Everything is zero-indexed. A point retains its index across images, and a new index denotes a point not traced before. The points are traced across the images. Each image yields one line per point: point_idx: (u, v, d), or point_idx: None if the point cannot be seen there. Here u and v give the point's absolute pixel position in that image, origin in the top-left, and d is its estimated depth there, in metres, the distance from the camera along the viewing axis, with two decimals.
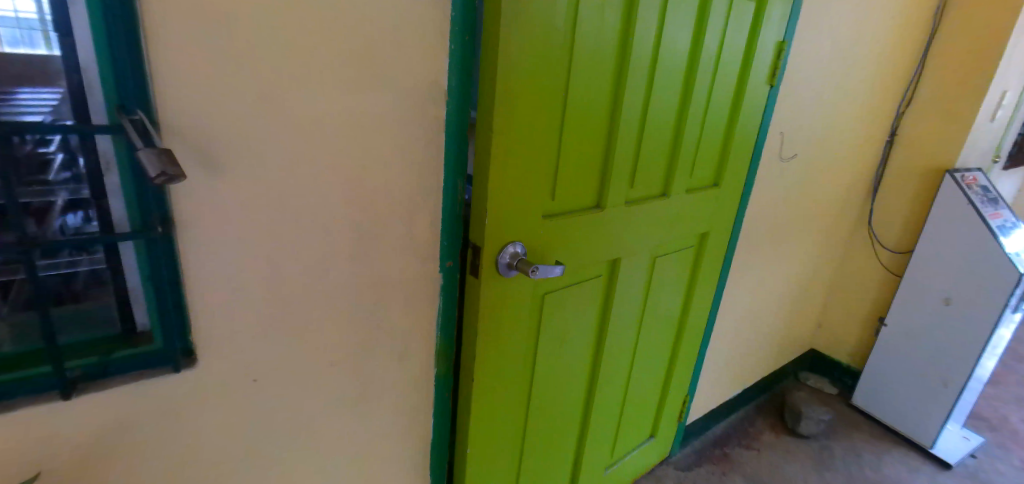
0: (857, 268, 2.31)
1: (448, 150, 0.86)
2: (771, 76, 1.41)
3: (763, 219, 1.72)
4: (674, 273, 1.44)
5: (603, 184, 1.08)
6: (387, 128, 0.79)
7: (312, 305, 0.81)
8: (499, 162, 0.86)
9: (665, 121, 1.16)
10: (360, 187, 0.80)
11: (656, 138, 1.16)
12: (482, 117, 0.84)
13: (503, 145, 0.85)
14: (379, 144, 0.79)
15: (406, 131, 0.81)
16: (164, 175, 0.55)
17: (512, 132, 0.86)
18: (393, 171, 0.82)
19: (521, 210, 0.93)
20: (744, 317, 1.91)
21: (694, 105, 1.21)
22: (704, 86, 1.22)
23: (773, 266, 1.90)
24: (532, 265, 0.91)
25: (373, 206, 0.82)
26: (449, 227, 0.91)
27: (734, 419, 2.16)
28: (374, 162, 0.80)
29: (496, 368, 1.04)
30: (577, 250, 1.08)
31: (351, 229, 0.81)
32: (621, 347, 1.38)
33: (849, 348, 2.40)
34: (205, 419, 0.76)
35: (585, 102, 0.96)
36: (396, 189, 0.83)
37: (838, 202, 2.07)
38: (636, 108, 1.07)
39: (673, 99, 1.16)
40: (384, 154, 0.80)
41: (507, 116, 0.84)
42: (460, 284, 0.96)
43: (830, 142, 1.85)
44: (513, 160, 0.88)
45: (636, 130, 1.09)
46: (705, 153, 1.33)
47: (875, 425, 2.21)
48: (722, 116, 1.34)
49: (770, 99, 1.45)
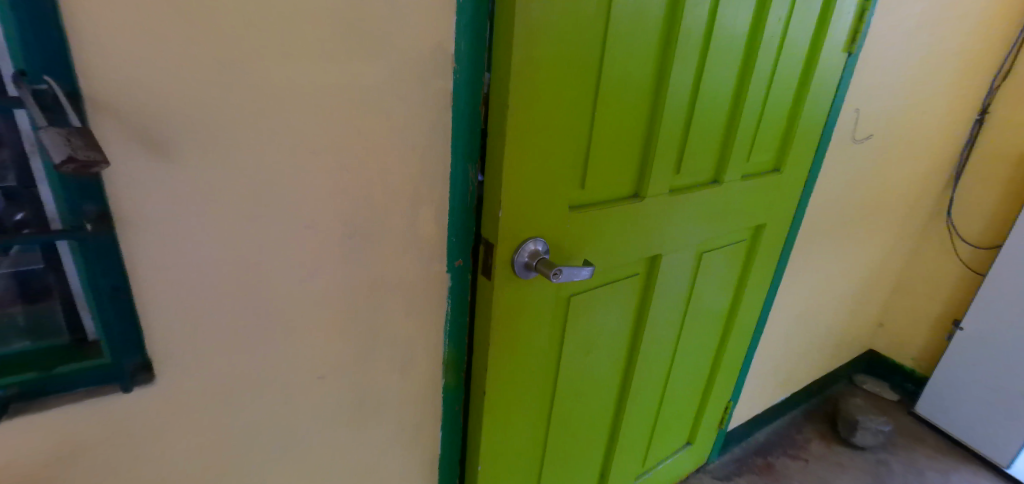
0: (930, 265, 2.05)
1: (457, 129, 0.71)
2: (850, 43, 1.19)
3: (827, 210, 1.50)
4: (722, 270, 1.27)
5: (643, 172, 0.92)
6: (382, 102, 0.64)
7: (296, 315, 0.69)
8: (517, 147, 0.71)
9: (720, 95, 0.98)
10: (350, 175, 0.66)
11: (709, 118, 0.98)
12: (497, 91, 0.68)
13: (521, 128, 0.70)
14: (373, 122, 0.65)
15: (406, 106, 0.66)
16: (73, 161, 0.42)
17: (532, 111, 0.70)
18: (391, 155, 0.68)
19: (544, 204, 0.78)
20: (797, 318, 1.71)
21: (755, 78, 1.01)
22: (770, 56, 1.02)
23: (834, 261, 1.68)
24: (555, 268, 0.76)
25: (368, 198, 0.68)
26: (460, 221, 0.77)
27: (780, 425, 1.99)
28: (367, 144, 0.65)
29: (513, 381, 0.91)
30: (609, 248, 0.93)
31: (342, 226, 0.67)
32: (657, 352, 1.23)
33: (914, 351, 2.16)
34: (174, 439, 0.66)
35: (623, 75, 0.79)
36: (395, 177, 0.69)
37: (913, 190, 1.82)
38: (686, 83, 0.89)
39: (731, 71, 0.97)
40: (379, 135, 0.66)
41: (526, 90, 0.68)
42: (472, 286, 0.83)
43: (911, 121, 1.60)
44: (533, 145, 0.73)
45: (684, 108, 0.92)
46: (766, 133, 1.14)
47: (941, 439, 2.00)
48: (788, 92, 1.13)
49: (845, 72, 1.23)
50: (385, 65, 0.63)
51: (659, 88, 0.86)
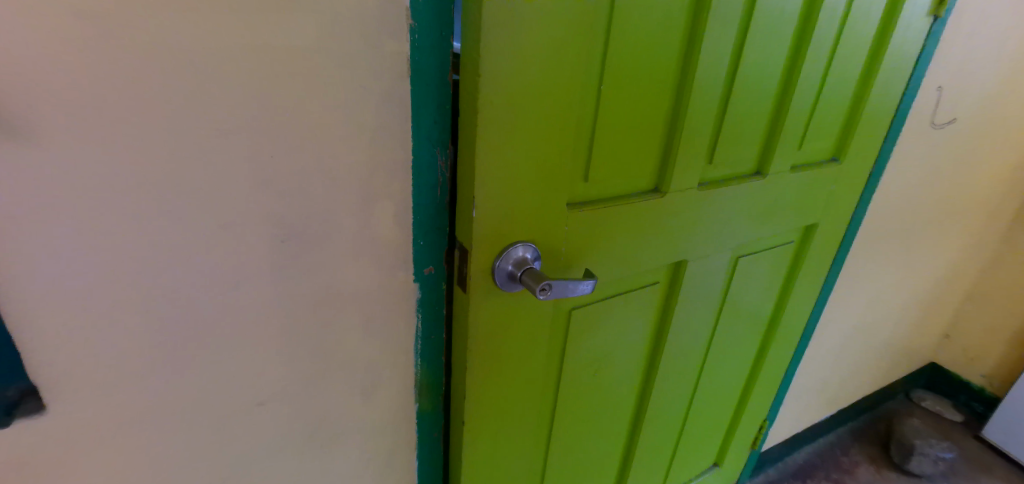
0: (1011, 272, 1.78)
1: (418, 107, 0.58)
2: (939, 4, 0.96)
3: (894, 209, 1.28)
4: (762, 277, 1.08)
5: (665, 163, 0.75)
6: (315, 70, 0.51)
7: (223, 333, 0.57)
8: (495, 130, 0.56)
9: (768, 66, 0.79)
10: (280, 162, 0.53)
11: (752, 96, 0.80)
12: (466, 58, 0.53)
13: (501, 107, 0.55)
14: (304, 95, 0.52)
15: (348, 75, 0.53)
16: None
17: (515, 85, 0.55)
18: (332, 138, 0.55)
19: (534, 201, 0.63)
20: (852, 330, 1.50)
21: (813, 48, 0.82)
22: (833, 21, 0.83)
23: (898, 266, 1.46)
24: (542, 283, 0.60)
25: (304, 191, 0.55)
26: (428, 220, 0.63)
27: (822, 444, 1.80)
28: (298, 124, 0.53)
29: (501, 409, 0.77)
30: (622, 254, 0.77)
31: (272, 225, 0.55)
32: (682, 370, 1.07)
33: (986, 368, 1.90)
34: (79, 478, 0.56)
35: (637, 41, 0.63)
36: (339, 165, 0.56)
37: (999, 185, 1.55)
38: (723, 52, 0.71)
39: (780, 40, 0.78)
40: (313, 111, 0.53)
41: (506, 55, 0.53)
42: (449, 298, 0.69)
43: (1003, 102, 1.34)
44: (517, 128, 0.57)
45: (721, 85, 0.74)
46: (824, 114, 0.94)
47: (1012, 469, 1.75)
48: (854, 66, 0.93)
49: (930, 41, 1.01)
50: (315, 22, 0.50)
51: (687, 57, 0.69)
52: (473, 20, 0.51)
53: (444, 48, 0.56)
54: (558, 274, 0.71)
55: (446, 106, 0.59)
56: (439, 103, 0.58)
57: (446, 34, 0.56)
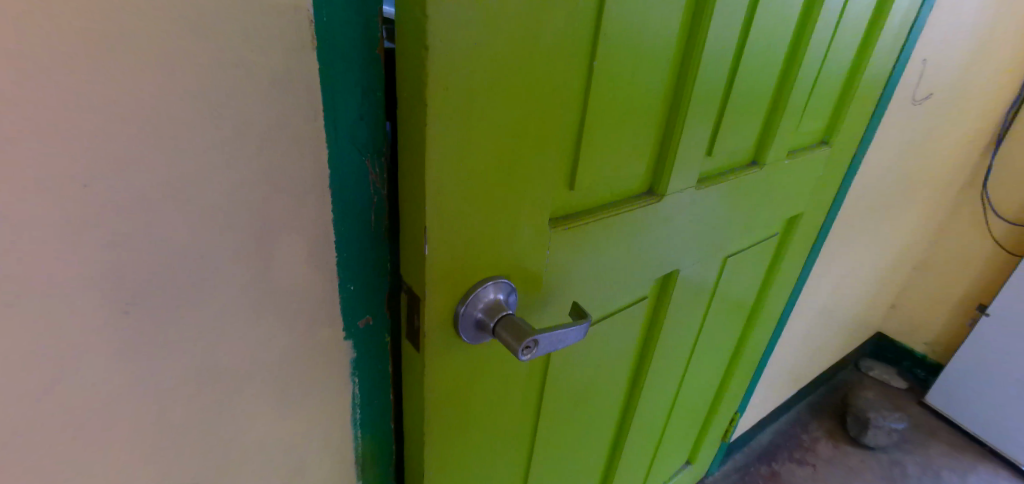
0: (955, 243, 1.81)
1: (333, 93, 0.39)
2: None
3: (867, 190, 1.22)
4: (748, 274, 0.97)
5: (660, 159, 0.60)
6: (159, 45, 0.31)
7: (48, 461, 0.36)
8: (452, 130, 0.38)
9: (778, 34, 0.65)
10: (113, 196, 0.33)
11: (759, 72, 0.66)
12: (403, 23, 0.35)
13: (459, 97, 0.37)
14: (142, 88, 0.32)
15: (218, 53, 0.33)
16: None
17: (480, 63, 0.37)
18: (200, 151, 0.35)
19: (506, 223, 0.46)
20: (818, 314, 1.46)
21: (822, 16, 0.70)
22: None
23: (863, 247, 1.42)
24: (525, 339, 0.44)
25: (163, 237, 0.35)
26: (361, 257, 0.45)
27: (784, 423, 1.79)
28: (140, 135, 0.32)
29: (468, 475, 0.61)
30: (608, 274, 0.62)
31: (110, 292, 0.35)
32: (665, 384, 0.94)
33: (930, 336, 1.95)
34: None
35: (641, 4, 0.46)
36: (217, 192, 0.36)
37: (954, 160, 1.54)
38: (735, 19, 0.56)
39: (791, 5, 0.64)
40: (163, 110, 0.33)
41: (465, 16, 0.35)
42: (395, 351, 0.52)
43: (969, 75, 1.29)
44: (483, 126, 0.40)
45: (730, 61, 0.59)
46: (822, 91, 0.82)
47: (954, 432, 1.82)
48: (854, 36, 0.81)
49: (926, 9, 0.91)
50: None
51: (693, 24, 0.53)
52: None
53: (368, 5, 0.37)
54: (536, 312, 0.55)
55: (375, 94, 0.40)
56: (365, 91, 0.40)
57: None
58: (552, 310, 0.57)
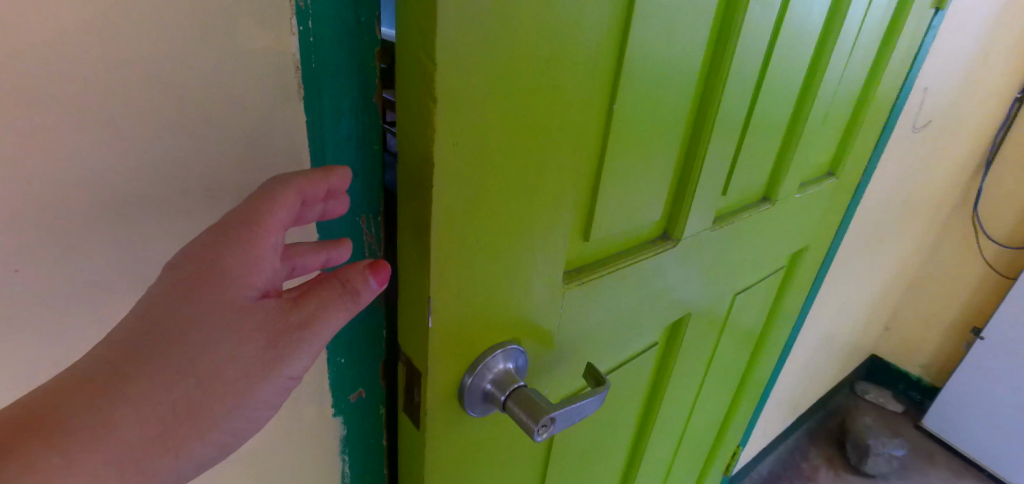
0: (947, 265, 1.81)
1: (323, 138, 0.37)
2: None
3: (866, 217, 1.20)
4: (756, 309, 0.93)
5: (675, 201, 0.56)
6: (123, 88, 0.28)
7: None
8: (461, 186, 0.33)
9: (793, 68, 0.62)
10: (66, 247, 0.30)
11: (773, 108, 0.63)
12: (405, 68, 0.31)
13: (470, 150, 0.33)
14: (102, 134, 0.29)
15: (189, 96, 0.31)
16: None
17: (494, 111, 0.33)
18: (167, 196, 0.32)
19: (517, 284, 0.41)
20: (818, 341, 1.44)
21: (835, 48, 0.67)
22: (854, 17, 0.68)
23: (860, 273, 1.40)
24: (544, 415, 0.39)
25: (121, 284, 0.33)
26: (355, 328, 0.40)
27: (783, 451, 1.74)
28: (99, 182, 0.30)
29: None
30: (622, 325, 0.56)
31: (61, 343, 0.32)
32: (673, 428, 0.89)
33: (924, 358, 1.95)
34: None
35: (663, 44, 0.42)
36: (184, 238, 0.34)
37: (945, 184, 1.55)
38: (754, 56, 0.53)
39: (806, 40, 0.62)
40: (125, 156, 0.30)
41: (477, 60, 0.30)
42: (390, 422, 0.48)
43: (961, 102, 1.30)
44: (494, 180, 0.35)
45: (749, 99, 0.56)
46: (831, 123, 0.79)
47: (953, 457, 1.79)
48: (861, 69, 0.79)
49: (927, 40, 0.90)
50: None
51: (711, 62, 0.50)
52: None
53: (360, 47, 0.35)
54: (547, 372, 0.50)
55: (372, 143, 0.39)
56: (358, 135, 0.38)
57: (365, 22, 0.34)
58: (563, 369, 0.52)
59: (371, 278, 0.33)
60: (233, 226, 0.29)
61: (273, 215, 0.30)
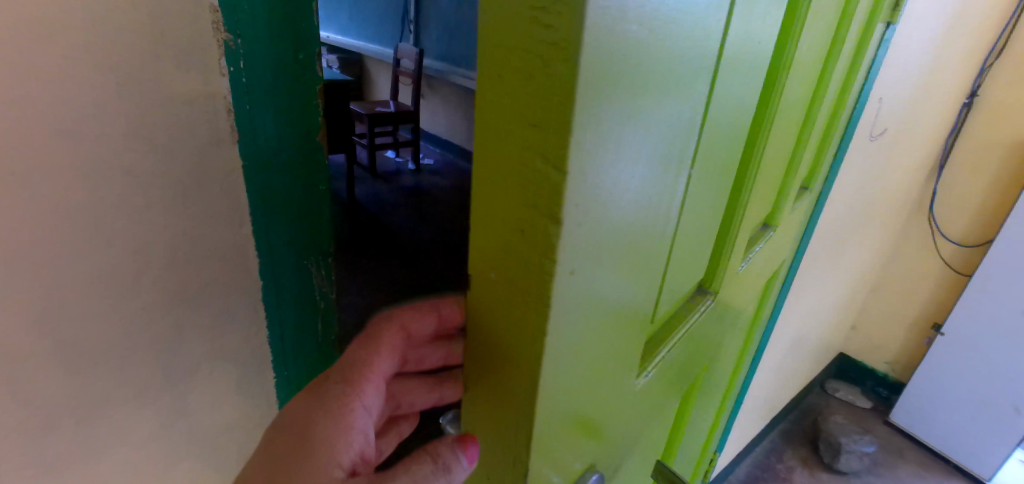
0: (906, 264, 1.88)
1: (264, 170, 0.41)
2: (893, 11, 0.88)
3: (831, 222, 1.23)
4: (744, 327, 0.95)
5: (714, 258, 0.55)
6: (41, 146, 0.30)
7: None
8: (574, 316, 0.28)
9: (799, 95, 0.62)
10: None
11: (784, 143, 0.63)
12: (510, 199, 0.25)
13: (587, 275, 0.28)
14: (12, 188, 0.30)
15: (117, 156, 0.33)
16: None
17: (611, 226, 0.28)
18: (97, 244, 0.34)
19: (601, 389, 0.37)
20: (788, 345, 1.46)
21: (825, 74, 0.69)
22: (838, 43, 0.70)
23: (826, 277, 1.43)
24: None
25: (47, 338, 0.34)
26: (295, 349, 0.50)
27: (760, 453, 1.76)
28: (23, 248, 0.31)
29: None
30: (665, 392, 0.54)
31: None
32: (682, 457, 0.88)
33: (891, 355, 2.00)
34: None
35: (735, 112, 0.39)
36: (121, 282, 0.36)
37: (903, 186, 1.59)
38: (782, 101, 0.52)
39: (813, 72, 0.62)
40: (53, 211, 0.32)
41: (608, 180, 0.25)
42: None
43: (915, 108, 1.34)
44: (599, 300, 0.30)
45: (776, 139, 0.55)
46: (814, 142, 0.82)
47: (921, 450, 1.85)
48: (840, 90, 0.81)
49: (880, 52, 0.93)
50: (40, 69, 0.29)
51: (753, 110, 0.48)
52: (536, 110, 0.22)
53: (294, 84, 0.40)
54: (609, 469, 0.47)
55: (326, 174, 0.46)
56: (299, 161, 0.43)
57: (299, 62, 0.40)
58: (621, 457, 0.50)
59: (461, 451, 0.36)
60: (354, 368, 0.44)
61: (378, 357, 0.45)
